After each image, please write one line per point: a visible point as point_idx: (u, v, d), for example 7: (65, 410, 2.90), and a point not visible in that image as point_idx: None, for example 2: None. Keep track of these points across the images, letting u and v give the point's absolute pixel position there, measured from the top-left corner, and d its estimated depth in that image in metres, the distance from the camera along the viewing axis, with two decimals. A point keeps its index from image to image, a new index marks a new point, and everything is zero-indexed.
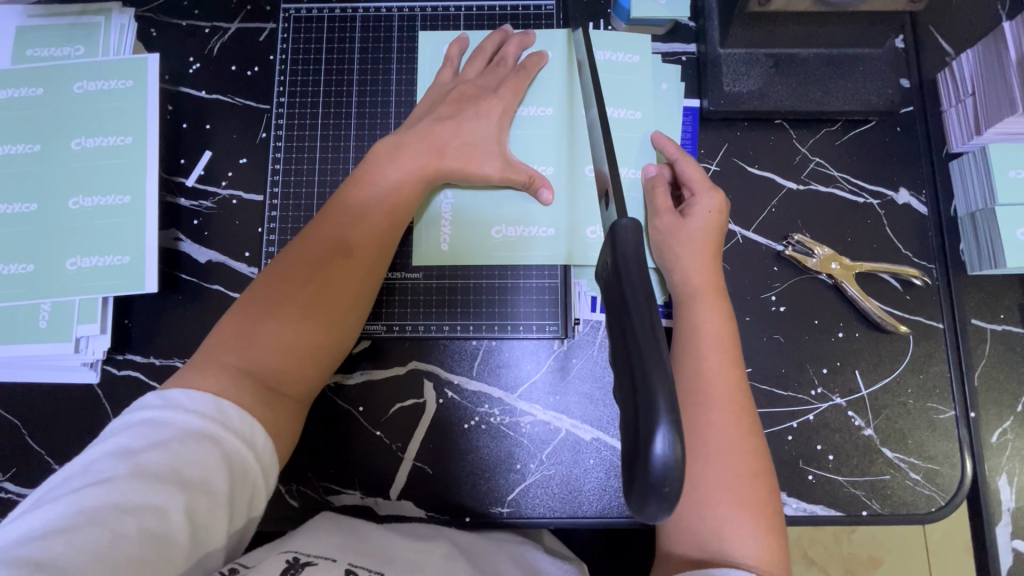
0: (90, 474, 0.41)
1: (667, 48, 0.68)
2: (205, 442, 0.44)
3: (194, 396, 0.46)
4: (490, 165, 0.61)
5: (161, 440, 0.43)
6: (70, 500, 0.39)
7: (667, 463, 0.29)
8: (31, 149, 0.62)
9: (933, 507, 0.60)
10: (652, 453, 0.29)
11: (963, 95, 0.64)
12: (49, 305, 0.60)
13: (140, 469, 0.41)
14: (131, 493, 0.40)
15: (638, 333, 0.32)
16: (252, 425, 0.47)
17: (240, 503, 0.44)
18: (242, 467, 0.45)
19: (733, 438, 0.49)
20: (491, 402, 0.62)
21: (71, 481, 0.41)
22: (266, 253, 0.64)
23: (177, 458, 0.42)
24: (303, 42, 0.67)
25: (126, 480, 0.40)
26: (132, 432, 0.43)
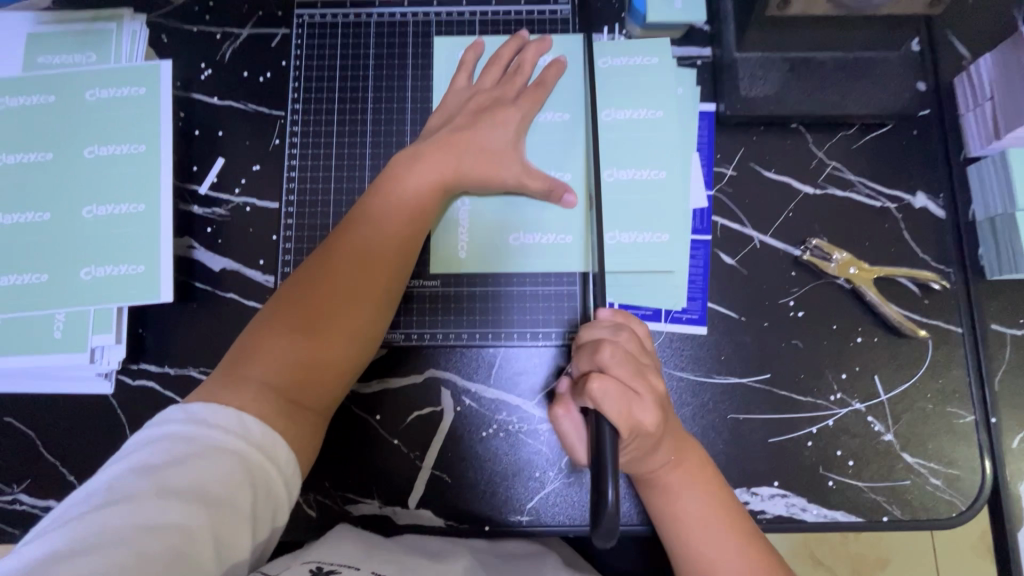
0: (112, 491, 0.40)
1: (683, 52, 0.68)
2: (228, 457, 0.43)
3: (216, 411, 0.46)
4: (508, 172, 0.61)
5: (183, 455, 0.43)
6: (93, 518, 0.39)
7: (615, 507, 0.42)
8: (43, 157, 0.62)
9: (954, 512, 0.60)
10: (605, 500, 0.42)
11: (980, 99, 0.64)
12: (63, 315, 0.60)
13: (163, 485, 0.41)
14: (155, 510, 0.39)
15: (601, 447, 0.46)
16: (273, 438, 0.47)
17: (264, 518, 0.44)
18: (264, 482, 0.45)
19: (689, 481, 0.54)
20: (509, 410, 0.62)
21: (93, 498, 0.40)
22: (282, 260, 0.64)
23: (200, 474, 0.42)
24: (317, 48, 0.67)
25: (149, 497, 0.40)
26: (155, 447, 0.43)
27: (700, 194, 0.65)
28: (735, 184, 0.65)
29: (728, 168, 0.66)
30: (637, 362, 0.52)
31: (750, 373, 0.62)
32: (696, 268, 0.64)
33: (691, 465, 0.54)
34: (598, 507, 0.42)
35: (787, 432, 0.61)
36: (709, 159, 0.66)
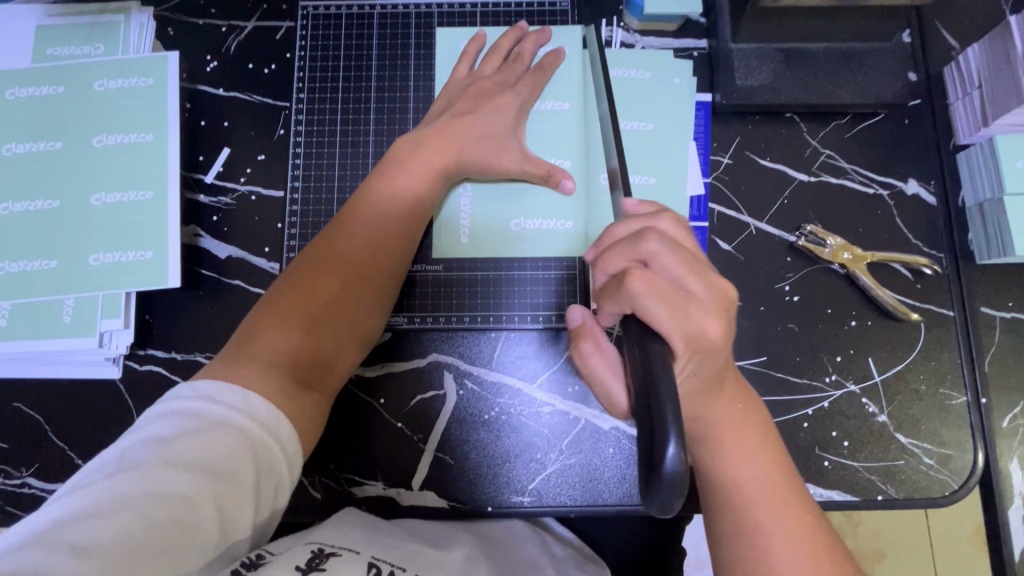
0: (123, 461, 0.42)
1: (679, 44, 0.69)
2: (233, 432, 0.44)
3: (224, 388, 0.47)
4: (508, 159, 0.62)
5: (190, 430, 0.44)
6: (104, 486, 0.40)
7: (679, 459, 0.35)
8: (52, 146, 0.63)
9: (947, 491, 0.61)
10: (665, 453, 0.35)
11: (969, 88, 0.65)
12: (72, 301, 0.61)
13: (170, 457, 0.42)
14: (161, 481, 0.41)
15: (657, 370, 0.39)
16: (278, 417, 0.47)
17: (266, 495, 0.45)
18: (267, 458, 0.45)
19: (752, 453, 0.49)
20: (511, 393, 0.63)
21: (104, 467, 0.42)
22: (287, 247, 0.65)
23: (205, 448, 0.43)
24: (321, 39, 0.68)
25: (157, 468, 0.41)
26: (163, 421, 0.44)
27: (697, 181, 0.66)
28: (731, 172, 0.67)
29: (724, 157, 0.67)
30: (689, 253, 0.46)
31: (746, 356, 0.63)
32: None
33: (746, 431, 0.50)
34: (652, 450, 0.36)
35: (783, 414, 0.62)
36: (705, 147, 0.67)
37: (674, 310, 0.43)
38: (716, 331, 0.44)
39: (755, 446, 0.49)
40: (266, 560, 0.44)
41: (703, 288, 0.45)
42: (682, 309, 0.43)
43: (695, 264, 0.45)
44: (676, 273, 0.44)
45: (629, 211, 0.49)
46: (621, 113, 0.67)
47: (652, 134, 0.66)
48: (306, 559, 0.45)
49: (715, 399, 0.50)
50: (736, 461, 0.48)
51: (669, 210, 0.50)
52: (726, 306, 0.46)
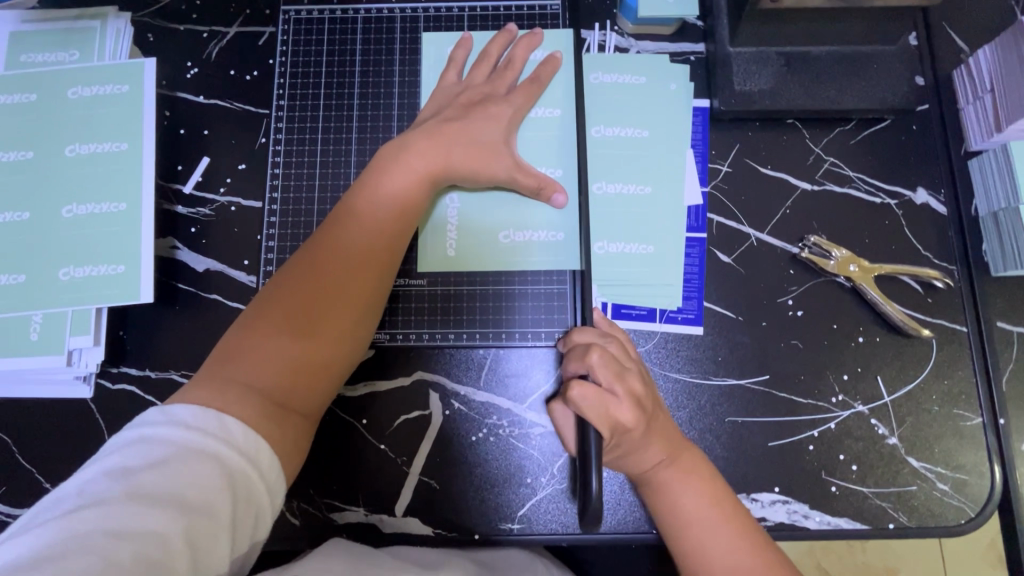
0: (86, 495, 0.39)
1: (675, 48, 0.66)
2: (207, 461, 0.42)
3: (198, 413, 0.44)
4: (497, 167, 0.59)
5: (160, 459, 0.41)
6: (63, 524, 0.37)
7: (597, 497, 0.47)
8: (24, 156, 0.60)
9: (963, 519, 0.57)
10: (589, 490, 0.47)
11: (981, 92, 0.62)
12: (40, 317, 0.58)
13: (137, 490, 0.39)
14: (128, 516, 0.38)
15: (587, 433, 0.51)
16: (256, 441, 0.45)
17: (244, 527, 0.42)
18: (244, 487, 0.43)
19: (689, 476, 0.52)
20: (500, 413, 0.60)
21: (64, 502, 0.39)
22: (266, 260, 0.62)
23: (176, 479, 0.40)
24: (303, 43, 0.66)
25: (122, 502, 0.39)
26: (130, 451, 0.41)
27: (695, 190, 0.63)
28: (731, 181, 0.64)
29: (723, 165, 0.64)
30: (620, 362, 0.53)
31: (747, 374, 0.60)
32: (692, 266, 0.62)
33: (683, 457, 0.53)
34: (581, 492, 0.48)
35: (787, 436, 0.59)
36: (704, 154, 0.64)
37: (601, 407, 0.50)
38: (637, 423, 0.50)
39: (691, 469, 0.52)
40: None
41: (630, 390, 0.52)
42: (608, 406, 0.50)
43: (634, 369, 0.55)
44: (606, 377, 0.51)
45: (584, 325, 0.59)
46: (614, 120, 0.64)
47: (647, 142, 0.64)
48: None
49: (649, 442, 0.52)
50: (680, 489, 0.52)
51: (616, 327, 0.59)
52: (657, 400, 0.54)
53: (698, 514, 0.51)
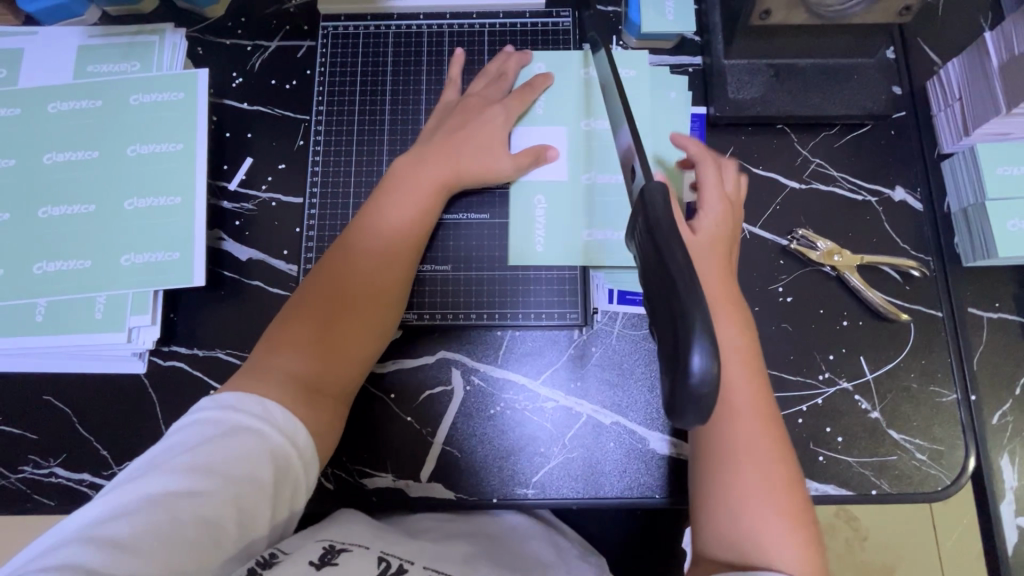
0: (153, 465, 0.46)
1: (675, 61, 0.73)
2: (252, 438, 0.48)
3: (246, 398, 0.50)
4: (511, 162, 0.66)
5: (214, 436, 0.47)
6: (136, 487, 0.44)
7: (704, 375, 0.31)
8: (90, 155, 0.67)
9: (939, 486, 0.63)
10: (689, 368, 0.32)
11: (951, 100, 0.69)
12: (103, 299, 0.64)
13: (194, 462, 0.45)
14: (186, 484, 0.44)
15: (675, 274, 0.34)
16: (294, 424, 0.51)
17: (284, 495, 0.48)
18: (285, 462, 0.49)
19: (732, 315, 0.55)
20: (517, 388, 0.66)
21: (138, 470, 0.46)
22: (305, 250, 0.68)
23: (225, 453, 0.46)
24: (340, 55, 0.73)
25: (182, 472, 0.45)
26: (188, 430, 0.48)
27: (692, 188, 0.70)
28: None
29: None
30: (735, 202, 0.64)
31: None
32: None
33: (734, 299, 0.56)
34: (676, 377, 0.33)
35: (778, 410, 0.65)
36: None
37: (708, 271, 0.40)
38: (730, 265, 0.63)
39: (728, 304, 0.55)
40: (278, 559, 0.47)
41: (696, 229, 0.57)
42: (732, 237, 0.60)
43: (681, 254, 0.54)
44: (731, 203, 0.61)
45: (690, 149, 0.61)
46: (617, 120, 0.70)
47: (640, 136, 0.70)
48: (319, 555, 0.48)
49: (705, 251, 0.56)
50: (722, 317, 0.54)
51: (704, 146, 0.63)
52: (712, 264, 0.56)
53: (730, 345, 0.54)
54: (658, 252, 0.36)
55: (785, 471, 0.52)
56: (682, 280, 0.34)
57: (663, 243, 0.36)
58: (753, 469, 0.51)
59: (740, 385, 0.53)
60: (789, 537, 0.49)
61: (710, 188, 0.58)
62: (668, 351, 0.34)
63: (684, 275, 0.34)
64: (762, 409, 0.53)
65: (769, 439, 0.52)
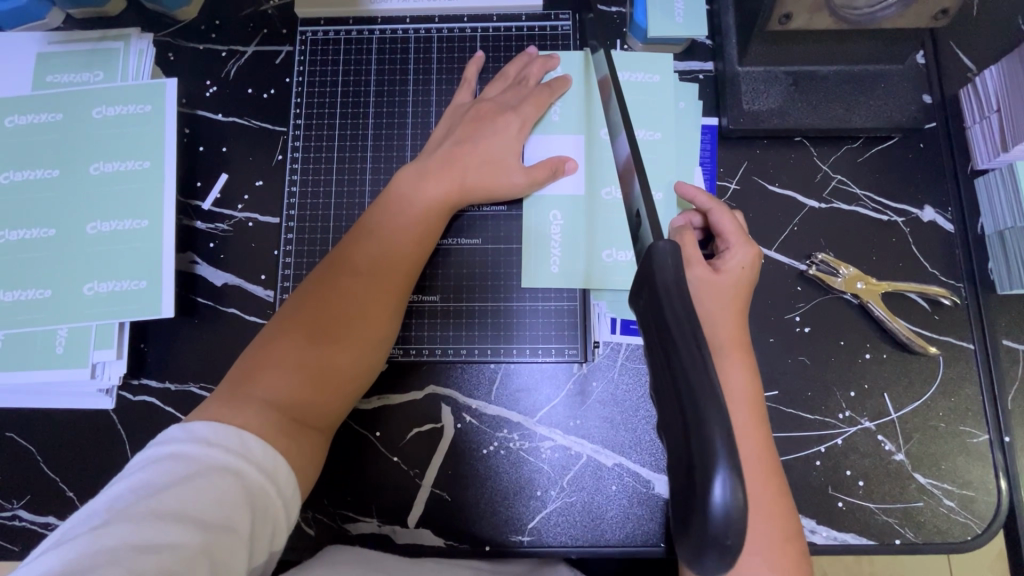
0: (110, 511, 0.37)
1: (685, 67, 0.68)
2: (230, 477, 0.40)
3: (220, 429, 0.43)
4: (513, 180, 0.61)
5: (183, 475, 0.39)
6: (87, 540, 0.35)
7: (728, 512, 0.27)
8: (50, 174, 0.62)
9: (969, 535, 0.58)
10: (709, 498, 0.27)
11: (988, 111, 0.63)
12: (65, 331, 0.60)
13: (160, 507, 0.37)
14: (149, 533, 0.36)
15: (684, 362, 0.30)
16: (275, 457, 0.44)
17: (261, 543, 0.41)
18: (264, 504, 0.41)
19: (738, 354, 0.50)
20: (511, 427, 0.61)
21: (88, 520, 0.37)
22: (282, 275, 0.63)
23: (198, 494, 0.38)
24: (320, 63, 0.67)
25: (144, 519, 0.37)
26: (152, 468, 0.40)
27: None
28: (739, 198, 0.65)
29: (732, 182, 0.65)
30: None
31: None
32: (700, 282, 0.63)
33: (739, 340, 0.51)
34: (691, 505, 0.28)
35: (794, 451, 0.60)
36: (712, 172, 0.65)
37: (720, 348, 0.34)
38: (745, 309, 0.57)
39: (735, 342, 0.50)
40: None
41: (720, 268, 0.52)
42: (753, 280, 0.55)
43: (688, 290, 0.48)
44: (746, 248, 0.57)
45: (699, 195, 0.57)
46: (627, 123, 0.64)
47: (659, 144, 0.64)
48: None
49: (712, 284, 0.50)
50: (728, 358, 0.50)
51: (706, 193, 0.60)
52: (722, 298, 0.51)
53: (738, 388, 0.49)
54: (669, 345, 0.31)
55: (784, 525, 0.47)
56: (699, 386, 0.29)
57: (675, 335, 0.31)
58: (751, 528, 0.46)
59: (745, 438, 0.48)
60: None
61: (732, 231, 0.54)
62: (678, 472, 0.30)
63: (703, 381, 0.29)
64: (765, 460, 0.48)
65: (770, 497, 0.47)
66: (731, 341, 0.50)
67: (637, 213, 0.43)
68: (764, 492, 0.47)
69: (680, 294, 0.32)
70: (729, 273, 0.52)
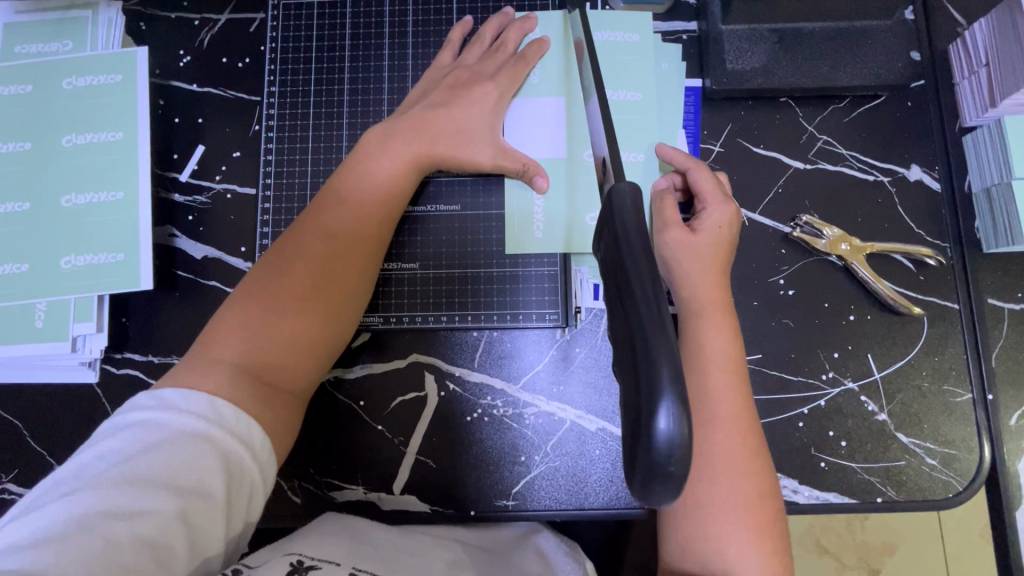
0: (81, 477, 0.38)
1: (668, 27, 0.66)
2: (200, 443, 0.40)
3: (188, 395, 0.43)
4: (483, 151, 0.60)
5: (153, 443, 0.40)
6: (60, 506, 0.36)
7: (671, 440, 0.27)
8: (22, 147, 0.61)
9: (950, 493, 0.58)
10: (655, 429, 0.28)
11: (976, 66, 0.61)
12: (44, 305, 0.60)
13: (130, 474, 0.38)
14: (121, 500, 0.37)
15: (640, 305, 0.30)
16: (249, 423, 0.43)
17: (239, 507, 0.41)
18: (239, 468, 0.41)
19: (718, 313, 0.50)
20: (494, 394, 0.61)
21: (62, 486, 0.38)
22: (262, 246, 0.63)
23: (169, 462, 0.39)
24: (293, 29, 0.66)
25: (115, 486, 0.37)
26: (122, 435, 0.40)
27: None
28: (723, 160, 0.64)
29: (715, 145, 0.64)
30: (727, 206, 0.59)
31: None
32: None
33: (721, 301, 0.51)
34: (638, 438, 0.29)
35: (777, 413, 0.60)
36: (695, 134, 0.64)
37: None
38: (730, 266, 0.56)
39: (716, 301, 0.50)
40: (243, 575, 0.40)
41: (697, 228, 0.52)
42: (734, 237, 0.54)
43: (659, 254, 0.51)
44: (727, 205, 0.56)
45: (679, 156, 0.57)
46: (607, 83, 0.63)
47: (641, 104, 0.63)
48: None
49: (690, 245, 0.51)
50: (707, 318, 0.50)
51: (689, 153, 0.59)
52: (699, 259, 0.51)
53: (716, 347, 0.49)
54: (624, 284, 0.31)
55: (761, 483, 0.47)
56: (653, 330, 0.29)
57: (632, 278, 0.31)
58: (728, 483, 0.46)
59: (723, 397, 0.48)
60: (758, 557, 0.45)
61: (712, 191, 0.53)
62: (630, 408, 0.30)
63: (653, 322, 0.29)
64: (743, 420, 0.48)
65: (748, 455, 0.47)
66: (711, 301, 0.50)
67: (605, 165, 0.43)
68: (740, 448, 0.47)
69: (639, 239, 0.32)
70: (709, 233, 0.51)
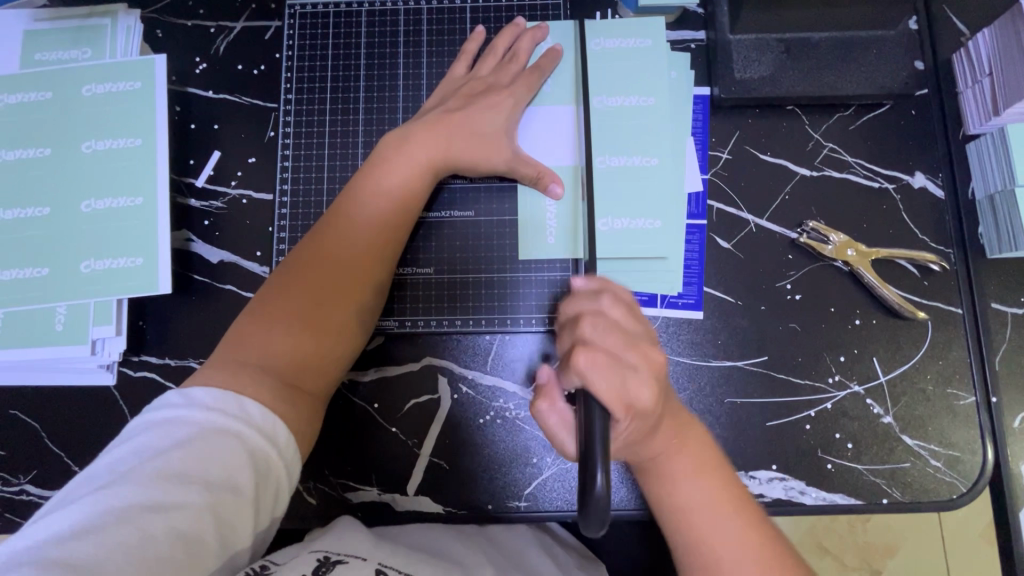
0: (115, 472, 0.39)
1: (677, 36, 0.67)
2: (230, 440, 0.41)
3: (215, 394, 0.43)
4: (496, 158, 0.61)
5: (184, 439, 0.41)
6: (96, 499, 0.37)
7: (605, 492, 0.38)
8: (41, 153, 0.62)
9: (955, 494, 0.59)
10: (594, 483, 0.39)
11: (979, 76, 0.63)
12: (64, 308, 0.61)
13: (163, 469, 0.39)
14: (155, 494, 0.38)
15: None
16: (274, 421, 0.44)
17: (266, 502, 0.42)
18: (266, 465, 0.42)
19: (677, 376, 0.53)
20: (507, 397, 0.62)
21: (97, 481, 0.39)
22: (278, 251, 0.64)
23: (200, 457, 0.40)
24: (309, 37, 0.67)
25: (148, 480, 0.38)
26: (154, 432, 0.41)
27: (694, 176, 0.64)
28: (731, 167, 0.65)
29: (723, 152, 0.65)
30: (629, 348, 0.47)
31: (748, 356, 0.62)
32: (693, 252, 0.63)
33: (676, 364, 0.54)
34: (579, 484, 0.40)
35: (784, 416, 0.61)
36: (704, 142, 0.65)
37: (603, 368, 0.44)
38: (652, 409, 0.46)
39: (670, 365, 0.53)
40: (270, 570, 0.41)
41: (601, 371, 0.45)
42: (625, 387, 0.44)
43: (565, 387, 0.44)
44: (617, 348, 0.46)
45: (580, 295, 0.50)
46: (618, 92, 0.64)
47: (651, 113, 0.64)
48: (311, 570, 0.43)
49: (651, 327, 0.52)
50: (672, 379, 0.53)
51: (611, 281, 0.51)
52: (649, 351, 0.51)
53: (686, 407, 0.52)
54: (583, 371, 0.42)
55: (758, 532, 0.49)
56: None
57: None
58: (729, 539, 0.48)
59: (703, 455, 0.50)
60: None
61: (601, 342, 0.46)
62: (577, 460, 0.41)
63: None
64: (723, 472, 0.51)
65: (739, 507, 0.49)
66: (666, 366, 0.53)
67: None
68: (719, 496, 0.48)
69: None
70: None
